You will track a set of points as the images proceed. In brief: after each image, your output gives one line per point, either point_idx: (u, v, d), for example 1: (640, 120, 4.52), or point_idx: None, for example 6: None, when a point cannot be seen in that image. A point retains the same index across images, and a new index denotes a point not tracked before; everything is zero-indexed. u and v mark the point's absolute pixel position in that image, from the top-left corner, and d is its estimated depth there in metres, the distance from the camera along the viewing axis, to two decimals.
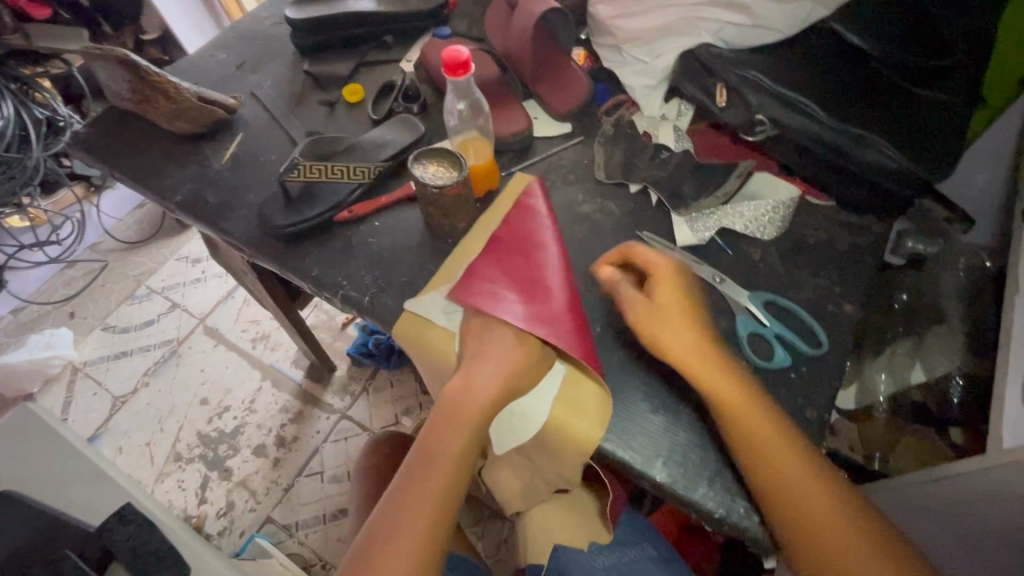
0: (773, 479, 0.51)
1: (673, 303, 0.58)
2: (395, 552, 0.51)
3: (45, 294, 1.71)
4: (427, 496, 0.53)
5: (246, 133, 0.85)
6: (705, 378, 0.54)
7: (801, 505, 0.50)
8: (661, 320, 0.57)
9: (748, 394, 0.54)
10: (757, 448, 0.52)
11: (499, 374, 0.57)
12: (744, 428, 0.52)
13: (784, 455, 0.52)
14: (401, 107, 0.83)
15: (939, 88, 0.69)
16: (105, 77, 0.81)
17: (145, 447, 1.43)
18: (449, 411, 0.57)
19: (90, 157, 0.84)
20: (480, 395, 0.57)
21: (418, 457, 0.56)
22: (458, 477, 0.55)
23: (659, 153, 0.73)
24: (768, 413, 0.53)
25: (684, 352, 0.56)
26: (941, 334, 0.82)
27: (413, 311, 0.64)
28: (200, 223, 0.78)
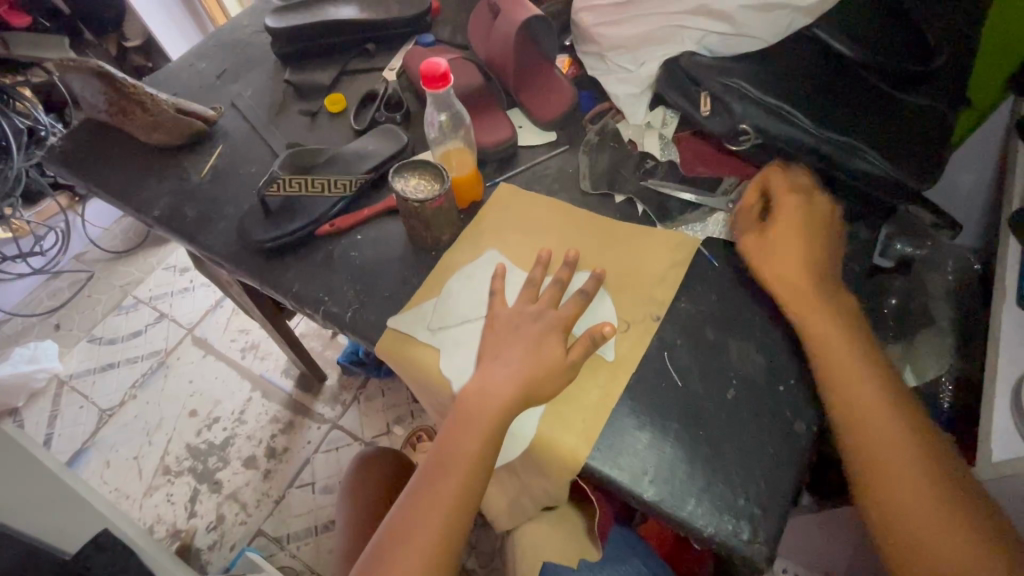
0: (858, 408, 0.55)
1: (782, 251, 0.61)
2: (403, 559, 0.53)
3: (29, 306, 1.68)
4: (433, 515, 0.55)
5: (227, 144, 0.83)
6: (813, 320, 0.58)
7: (879, 443, 0.53)
8: (780, 251, 0.61)
9: (846, 329, 0.58)
10: (847, 383, 0.56)
11: (505, 387, 0.56)
12: (839, 356, 0.57)
13: (868, 388, 0.55)
14: (384, 117, 0.82)
15: (921, 93, 0.69)
16: (79, 88, 0.79)
17: (133, 460, 1.40)
18: (455, 428, 0.56)
19: (66, 170, 0.82)
20: (484, 413, 0.56)
21: (425, 474, 0.57)
22: (464, 492, 0.55)
23: (643, 162, 0.73)
24: (861, 351, 0.57)
25: (796, 298, 0.59)
26: (932, 337, 0.79)
27: (397, 328, 0.63)
28: (179, 237, 0.76)
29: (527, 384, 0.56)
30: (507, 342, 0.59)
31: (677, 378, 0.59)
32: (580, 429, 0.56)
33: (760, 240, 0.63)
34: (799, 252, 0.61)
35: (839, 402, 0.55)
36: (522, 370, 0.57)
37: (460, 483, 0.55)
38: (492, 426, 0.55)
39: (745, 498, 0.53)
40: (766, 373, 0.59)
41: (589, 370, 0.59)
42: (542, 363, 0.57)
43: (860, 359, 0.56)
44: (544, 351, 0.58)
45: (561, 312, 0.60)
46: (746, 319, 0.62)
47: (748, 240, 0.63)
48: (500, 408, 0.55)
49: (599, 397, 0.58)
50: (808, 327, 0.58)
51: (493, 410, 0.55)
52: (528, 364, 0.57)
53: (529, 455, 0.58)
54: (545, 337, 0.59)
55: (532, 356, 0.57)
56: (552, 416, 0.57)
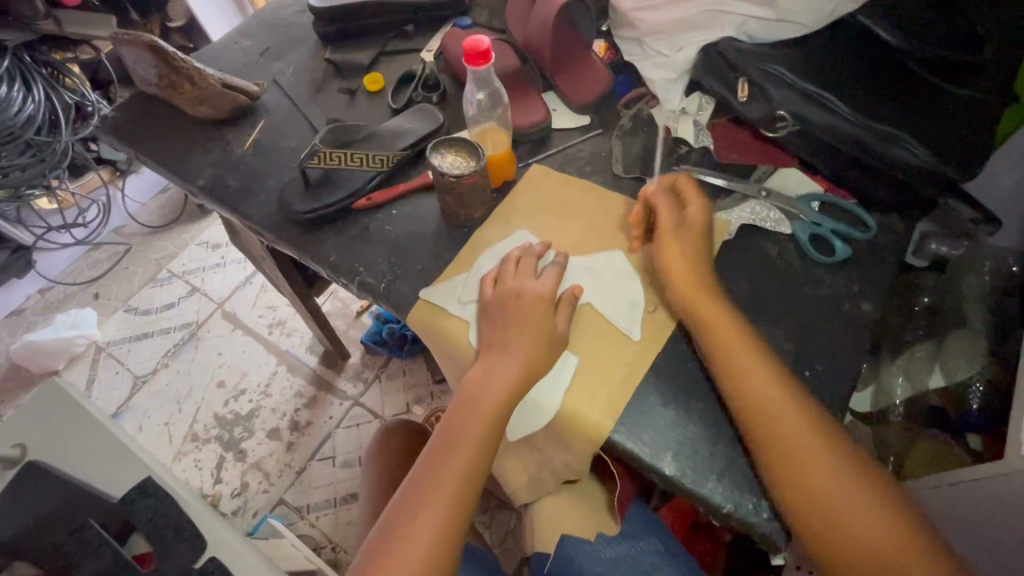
0: (773, 425, 0.53)
1: (687, 256, 0.62)
2: (412, 534, 0.54)
3: (71, 275, 1.76)
4: (441, 493, 0.55)
5: (268, 119, 0.86)
6: (723, 347, 0.56)
7: (807, 458, 0.52)
8: (685, 240, 0.62)
9: (746, 345, 0.57)
10: (750, 401, 0.54)
11: (509, 371, 0.57)
12: (734, 368, 0.55)
13: (780, 410, 0.54)
14: (421, 96, 0.84)
15: (967, 81, 0.67)
16: (134, 60, 0.82)
17: (164, 426, 1.46)
18: (467, 406, 0.58)
19: (117, 140, 0.86)
20: (492, 391, 0.57)
21: (434, 453, 0.58)
22: (473, 469, 0.57)
23: (677, 148, 0.74)
24: (762, 367, 0.55)
25: (691, 299, 0.59)
26: (961, 339, 0.80)
27: (428, 301, 0.65)
28: (221, 207, 0.79)
29: (527, 362, 0.57)
30: (502, 317, 0.61)
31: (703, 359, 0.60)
32: (602, 400, 0.57)
33: (672, 229, 0.63)
34: (700, 253, 0.62)
35: (767, 422, 0.53)
36: (519, 345, 0.58)
37: (469, 459, 0.56)
38: (500, 403, 0.57)
39: (766, 478, 0.54)
40: (792, 360, 0.60)
41: (610, 340, 0.61)
42: (528, 330, 0.59)
43: (776, 386, 0.55)
44: (544, 331, 0.59)
45: (546, 282, 0.62)
46: (774, 306, 0.63)
47: (660, 219, 0.64)
48: (510, 386, 0.57)
49: (620, 369, 0.59)
50: (722, 349, 0.56)
51: (503, 389, 0.57)
52: (529, 338, 0.58)
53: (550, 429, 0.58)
54: (534, 304, 0.60)
55: (526, 327, 0.59)
56: (575, 386, 0.58)
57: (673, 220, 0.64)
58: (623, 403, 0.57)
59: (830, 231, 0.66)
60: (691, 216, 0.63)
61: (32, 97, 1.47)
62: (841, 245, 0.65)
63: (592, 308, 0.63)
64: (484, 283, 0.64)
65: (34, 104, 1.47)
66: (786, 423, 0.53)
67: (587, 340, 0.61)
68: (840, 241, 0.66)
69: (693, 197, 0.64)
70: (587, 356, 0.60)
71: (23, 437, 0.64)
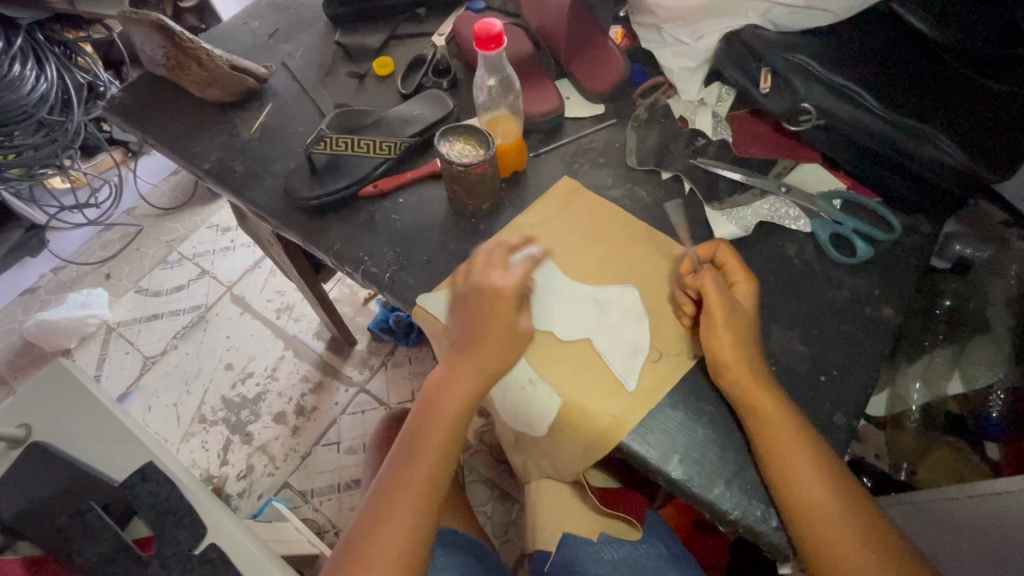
0: (794, 473, 0.50)
1: (737, 345, 0.54)
2: (380, 547, 0.53)
3: (83, 256, 1.77)
4: (410, 494, 0.55)
5: (276, 103, 0.84)
6: (744, 385, 0.53)
7: (824, 501, 0.49)
8: (736, 330, 0.54)
9: (764, 379, 0.53)
10: (767, 440, 0.51)
11: (469, 376, 0.56)
12: (757, 404, 0.52)
13: (784, 418, 0.52)
14: (430, 82, 0.82)
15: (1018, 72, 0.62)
16: (141, 40, 0.81)
17: (172, 407, 1.48)
18: (431, 401, 0.57)
19: (125, 122, 0.85)
20: (456, 386, 0.56)
21: (397, 459, 0.57)
22: (437, 474, 0.56)
23: (694, 140, 0.71)
24: (780, 400, 0.52)
25: (721, 345, 0.54)
26: (982, 345, 0.74)
27: (423, 307, 0.63)
28: (227, 191, 0.78)
29: (482, 362, 0.56)
30: (465, 314, 0.58)
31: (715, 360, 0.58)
32: (611, 396, 0.56)
33: (722, 319, 0.54)
34: (750, 339, 0.55)
35: (789, 464, 0.50)
36: (476, 347, 0.56)
37: (437, 454, 0.57)
38: (462, 397, 0.56)
39: None
40: (808, 363, 0.58)
41: (618, 336, 0.59)
42: (484, 330, 0.56)
43: (792, 420, 0.52)
44: (504, 325, 0.57)
45: (512, 276, 0.58)
46: (790, 308, 0.60)
47: (715, 307, 0.55)
48: (470, 381, 0.56)
49: (625, 367, 0.57)
50: (742, 387, 0.53)
51: (466, 382, 0.56)
52: (488, 339, 0.56)
53: (554, 427, 0.57)
54: (495, 306, 0.57)
55: (484, 329, 0.57)
56: (582, 380, 0.57)
57: (726, 311, 0.55)
58: (626, 402, 0.55)
59: (852, 230, 0.64)
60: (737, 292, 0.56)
61: (46, 77, 1.47)
62: (862, 245, 0.62)
63: (599, 302, 0.61)
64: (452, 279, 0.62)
65: (47, 82, 1.47)
66: (803, 465, 0.50)
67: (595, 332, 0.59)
68: (862, 241, 0.63)
69: (740, 271, 0.57)
70: (592, 352, 0.58)
71: (26, 417, 0.63)
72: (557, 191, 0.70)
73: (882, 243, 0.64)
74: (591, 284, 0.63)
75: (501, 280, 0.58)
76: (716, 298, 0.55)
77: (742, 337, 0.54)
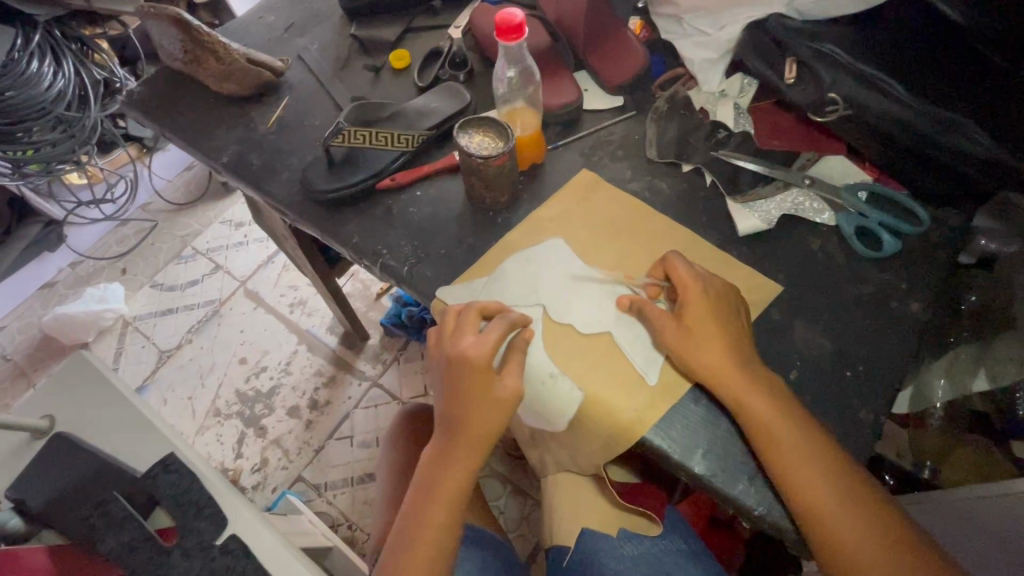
0: (793, 468, 0.49)
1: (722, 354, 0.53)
2: None
3: (100, 250, 1.79)
4: (427, 544, 0.57)
5: (292, 96, 0.84)
6: (734, 402, 0.52)
7: (825, 493, 0.49)
8: (692, 348, 0.54)
9: (762, 391, 0.52)
10: (775, 456, 0.50)
11: (471, 452, 0.57)
12: (758, 421, 0.51)
13: (780, 418, 0.51)
14: (447, 74, 0.81)
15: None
16: (160, 35, 0.82)
17: (188, 401, 1.49)
18: (440, 457, 0.58)
19: (144, 116, 0.86)
20: (460, 448, 0.57)
21: (405, 525, 0.59)
22: (445, 540, 0.58)
23: (715, 132, 0.70)
24: (784, 413, 0.51)
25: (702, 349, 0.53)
26: (1011, 343, 0.71)
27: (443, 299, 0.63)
28: (244, 185, 0.78)
29: (481, 431, 0.56)
30: (447, 375, 0.57)
31: None
32: (633, 389, 0.55)
33: (672, 340, 0.54)
34: (724, 349, 0.53)
35: (785, 461, 0.49)
36: (472, 414, 0.56)
37: (449, 508, 0.58)
38: (461, 457, 0.57)
39: None
40: (834, 359, 0.57)
41: (639, 329, 0.58)
42: (472, 396, 0.56)
43: (798, 434, 0.50)
44: (484, 391, 0.55)
45: (486, 341, 0.56)
46: (815, 302, 0.59)
47: (661, 333, 0.55)
48: (474, 444, 0.57)
49: (647, 360, 0.57)
50: (739, 405, 0.51)
51: (473, 446, 0.57)
52: (479, 407, 0.56)
53: (573, 423, 0.56)
54: (472, 377, 0.55)
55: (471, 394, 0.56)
56: (603, 373, 0.56)
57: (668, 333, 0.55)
58: (649, 396, 0.55)
59: (879, 224, 0.62)
60: (688, 300, 0.55)
61: (63, 73, 1.49)
62: (888, 238, 0.61)
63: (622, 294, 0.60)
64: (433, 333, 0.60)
65: (64, 79, 1.48)
66: (813, 479, 0.49)
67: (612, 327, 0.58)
68: (889, 234, 0.62)
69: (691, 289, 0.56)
70: (614, 345, 0.58)
71: (52, 408, 0.66)
72: (576, 184, 0.69)
73: (910, 236, 0.62)
74: (614, 278, 0.62)
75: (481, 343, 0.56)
76: (662, 324, 0.55)
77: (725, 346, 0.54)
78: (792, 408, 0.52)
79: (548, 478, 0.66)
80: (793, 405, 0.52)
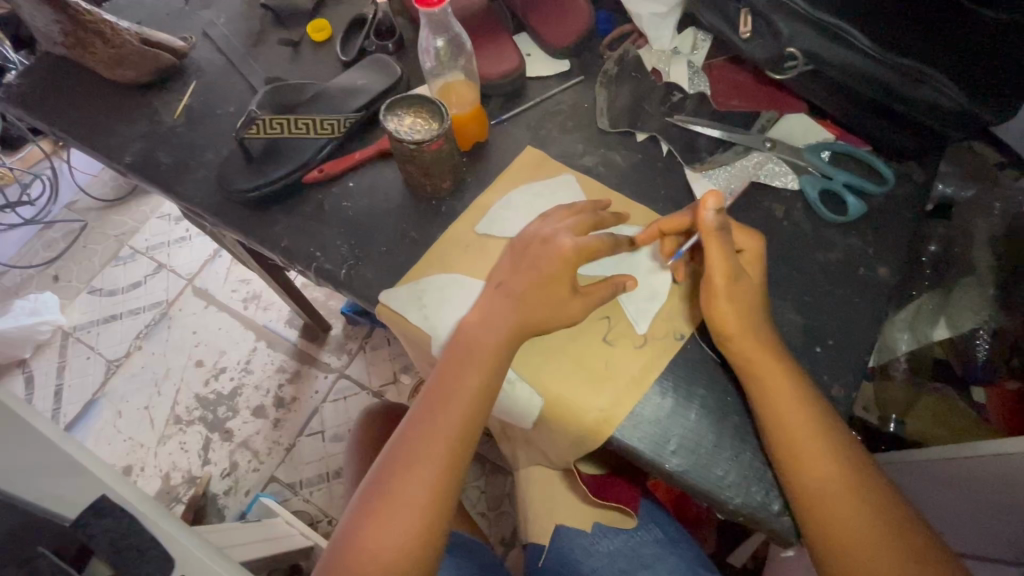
0: (796, 446, 0.47)
1: (742, 317, 0.50)
2: (379, 547, 0.49)
3: (24, 259, 1.63)
4: (408, 508, 0.49)
5: (201, 79, 0.74)
6: (760, 373, 0.49)
7: (824, 475, 0.47)
8: (741, 299, 0.50)
9: (784, 369, 0.49)
10: (779, 434, 0.48)
11: (485, 359, 0.51)
12: (769, 397, 0.48)
13: (789, 392, 0.48)
14: (373, 45, 0.73)
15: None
16: (31, 17, 0.70)
17: (144, 411, 1.40)
18: (427, 411, 0.52)
19: (28, 113, 0.74)
20: (453, 403, 0.51)
21: (403, 441, 0.52)
22: (447, 472, 0.51)
23: (670, 95, 0.65)
24: (802, 395, 0.48)
25: (727, 319, 0.50)
26: (969, 288, 0.71)
27: (388, 304, 0.57)
28: (154, 187, 0.69)
29: (484, 381, 0.51)
30: (492, 308, 0.53)
31: (705, 339, 0.54)
32: (597, 385, 0.52)
33: (726, 287, 0.50)
34: (754, 309, 0.51)
35: (790, 438, 0.47)
36: (476, 360, 0.51)
37: (439, 473, 0.50)
38: (468, 360, 0.52)
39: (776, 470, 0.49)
40: (803, 334, 0.54)
41: (600, 319, 0.54)
42: (546, 298, 0.52)
43: (806, 413, 0.48)
44: (563, 292, 0.52)
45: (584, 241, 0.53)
46: (782, 275, 0.56)
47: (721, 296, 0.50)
48: (468, 398, 0.51)
49: (609, 353, 0.53)
50: (760, 379, 0.49)
51: (466, 403, 0.51)
52: (487, 344, 0.52)
53: (538, 424, 0.53)
54: (555, 268, 0.52)
55: (535, 287, 0.52)
56: (567, 370, 0.53)
57: (735, 282, 0.50)
58: (613, 389, 0.51)
59: (843, 185, 0.59)
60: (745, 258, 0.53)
61: None
62: (853, 201, 0.58)
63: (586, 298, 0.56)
64: (448, 266, 0.59)
65: None
66: (823, 467, 0.47)
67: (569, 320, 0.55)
68: (853, 196, 0.59)
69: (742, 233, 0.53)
70: (575, 342, 0.54)
71: None
72: (520, 163, 0.63)
73: (875, 196, 0.59)
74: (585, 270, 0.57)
75: (560, 241, 0.53)
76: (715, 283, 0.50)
77: (750, 320, 0.50)
78: (803, 386, 0.49)
79: (522, 471, 0.65)
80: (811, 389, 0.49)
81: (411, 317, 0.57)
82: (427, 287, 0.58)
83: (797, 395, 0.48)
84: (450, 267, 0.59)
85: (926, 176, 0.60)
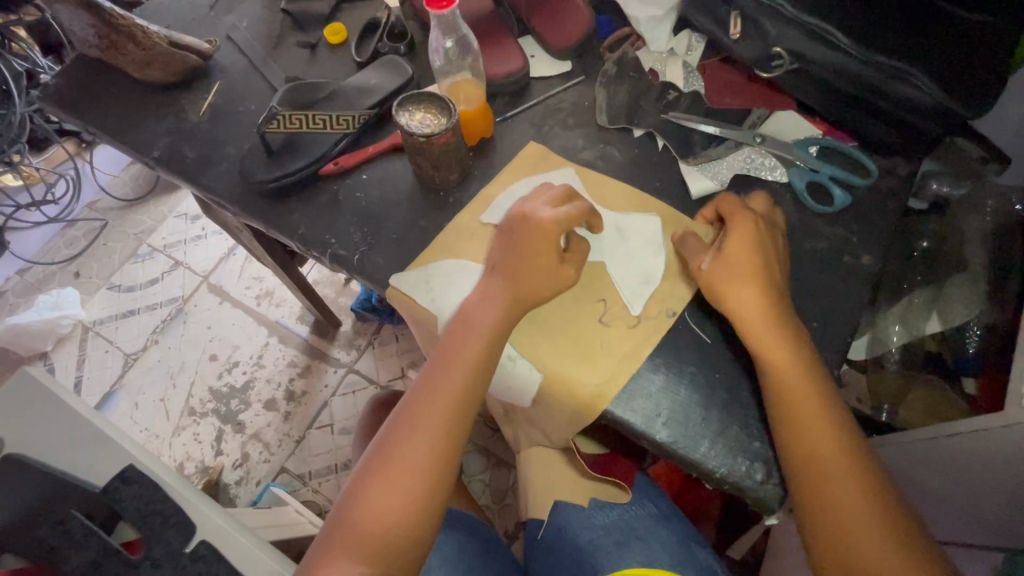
0: (795, 413, 0.50)
1: (750, 292, 0.53)
2: (379, 508, 0.52)
3: (48, 255, 1.70)
4: (407, 474, 0.53)
5: (224, 80, 0.79)
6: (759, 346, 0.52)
7: (821, 445, 0.49)
8: (731, 267, 0.54)
9: (796, 344, 0.52)
10: (787, 402, 0.50)
11: (483, 333, 0.55)
12: (774, 365, 0.51)
13: (795, 362, 0.51)
14: (386, 47, 0.77)
15: (980, 7, 0.59)
16: (67, 21, 0.75)
17: (159, 402, 1.45)
18: (424, 389, 0.56)
19: (63, 111, 0.79)
20: (449, 381, 0.55)
21: (404, 412, 0.56)
22: (444, 441, 0.54)
23: (666, 93, 0.68)
24: (808, 370, 0.51)
25: (725, 292, 0.54)
26: (961, 284, 0.74)
27: (398, 288, 0.61)
28: (180, 179, 0.74)
29: (478, 361, 0.54)
30: (486, 287, 0.57)
31: (695, 321, 0.57)
32: (592, 362, 0.55)
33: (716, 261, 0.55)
34: (761, 278, 0.53)
35: (794, 406, 0.50)
36: (475, 335, 0.55)
37: (437, 440, 0.54)
38: (466, 338, 0.55)
39: (760, 443, 0.52)
40: None
41: (596, 301, 0.58)
42: (531, 262, 0.56)
43: (811, 385, 0.51)
44: (551, 263, 0.56)
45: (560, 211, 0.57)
46: None
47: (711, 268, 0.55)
48: (463, 377, 0.55)
49: (605, 332, 0.56)
50: (766, 349, 0.51)
51: (464, 378, 0.55)
52: (484, 323, 0.55)
53: (537, 399, 0.57)
54: (536, 240, 0.56)
55: (526, 264, 0.56)
56: (565, 347, 0.56)
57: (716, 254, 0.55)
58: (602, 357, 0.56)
59: (829, 178, 0.62)
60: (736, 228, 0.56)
61: None
62: (839, 192, 0.61)
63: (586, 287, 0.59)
64: (456, 253, 0.62)
65: None
66: (821, 437, 0.49)
67: (563, 304, 0.58)
68: (839, 188, 0.62)
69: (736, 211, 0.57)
70: (572, 325, 0.57)
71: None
72: (525, 155, 0.67)
73: (859, 188, 0.62)
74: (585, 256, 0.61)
75: (540, 214, 0.57)
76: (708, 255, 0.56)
77: (762, 292, 0.53)
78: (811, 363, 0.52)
79: (523, 451, 0.67)
80: (818, 372, 0.52)
81: (417, 298, 0.61)
82: (432, 271, 0.62)
83: (806, 369, 0.51)
84: (457, 254, 0.62)
85: (909, 169, 0.63)
